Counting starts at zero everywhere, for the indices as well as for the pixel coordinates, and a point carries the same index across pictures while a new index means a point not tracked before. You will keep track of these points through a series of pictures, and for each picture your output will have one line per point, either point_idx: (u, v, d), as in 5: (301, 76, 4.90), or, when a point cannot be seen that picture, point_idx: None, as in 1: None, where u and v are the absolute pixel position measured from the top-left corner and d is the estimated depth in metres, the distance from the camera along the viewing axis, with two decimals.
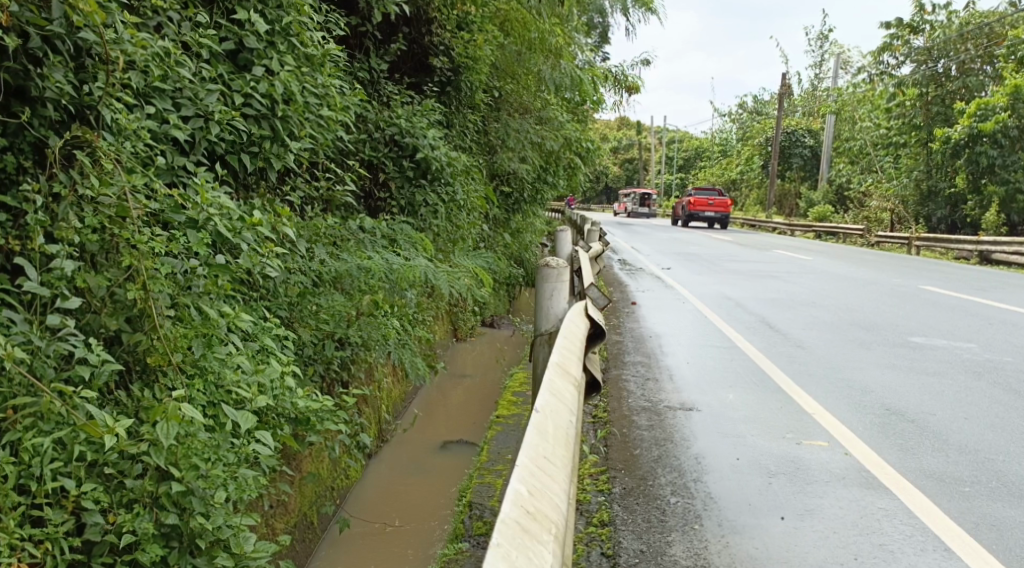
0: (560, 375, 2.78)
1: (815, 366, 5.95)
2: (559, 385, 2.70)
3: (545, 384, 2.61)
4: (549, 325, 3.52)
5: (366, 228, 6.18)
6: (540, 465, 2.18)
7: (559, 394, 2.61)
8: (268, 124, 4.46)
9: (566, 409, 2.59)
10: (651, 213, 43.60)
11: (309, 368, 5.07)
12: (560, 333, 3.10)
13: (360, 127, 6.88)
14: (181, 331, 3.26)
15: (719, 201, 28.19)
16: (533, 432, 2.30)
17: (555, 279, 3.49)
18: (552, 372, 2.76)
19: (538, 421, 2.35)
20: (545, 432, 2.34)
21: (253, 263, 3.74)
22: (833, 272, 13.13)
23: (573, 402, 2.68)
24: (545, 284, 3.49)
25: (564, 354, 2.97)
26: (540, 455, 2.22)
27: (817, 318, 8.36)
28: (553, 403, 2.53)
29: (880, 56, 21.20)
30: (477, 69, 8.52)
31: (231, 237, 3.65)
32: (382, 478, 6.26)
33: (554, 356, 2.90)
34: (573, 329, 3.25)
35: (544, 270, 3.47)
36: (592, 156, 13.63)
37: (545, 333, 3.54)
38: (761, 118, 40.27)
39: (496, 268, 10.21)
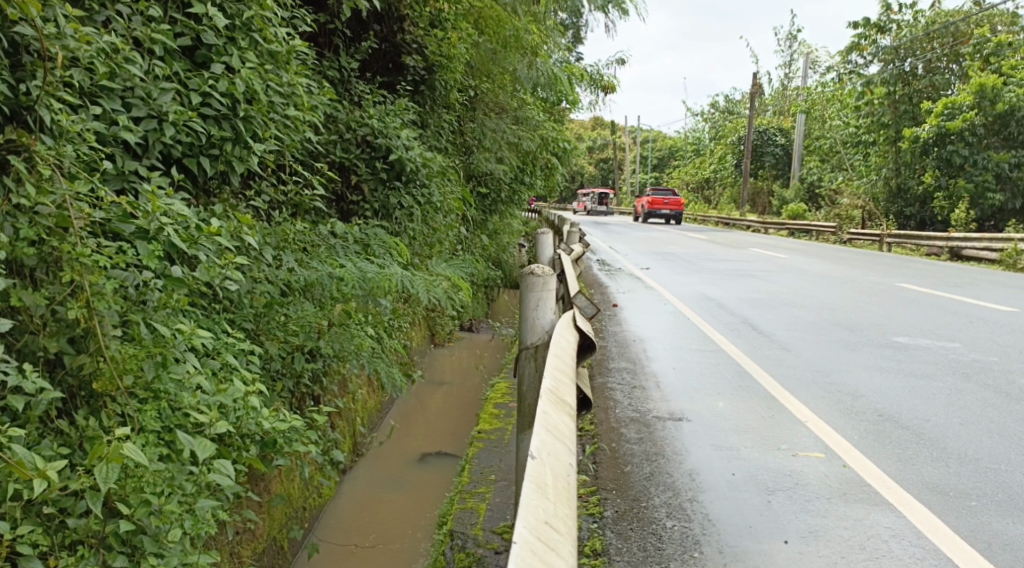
0: (555, 406, 2.49)
1: (804, 369, 5.75)
2: (555, 419, 2.41)
3: (539, 421, 2.32)
4: (535, 338, 3.27)
5: (337, 233, 5.92)
6: (541, 536, 1.88)
7: (556, 432, 2.32)
8: (230, 125, 4.19)
9: (564, 448, 2.30)
10: (611, 213, 43.57)
11: (277, 383, 4.81)
12: (550, 351, 2.85)
13: (330, 127, 6.63)
14: (130, 352, 3.00)
15: (673, 200, 30.16)
16: (531, 489, 2.01)
17: (540, 288, 3.23)
18: (546, 402, 2.47)
19: (535, 476, 2.05)
20: (543, 487, 2.05)
21: (212, 276, 3.49)
22: (810, 270, 13.00)
23: (572, 438, 2.39)
24: (530, 293, 3.23)
25: (557, 380, 2.69)
26: (541, 523, 1.92)
27: (799, 318, 8.17)
28: (549, 444, 2.24)
29: (848, 56, 21.18)
30: (452, 68, 8.27)
31: (187, 246, 3.38)
32: (358, 495, 6.01)
33: (546, 382, 2.61)
34: (561, 345, 3.00)
35: (529, 278, 3.21)
36: (568, 157, 13.45)
37: (531, 346, 3.28)
38: (733, 117, 40.34)
39: (473, 272, 9.97)
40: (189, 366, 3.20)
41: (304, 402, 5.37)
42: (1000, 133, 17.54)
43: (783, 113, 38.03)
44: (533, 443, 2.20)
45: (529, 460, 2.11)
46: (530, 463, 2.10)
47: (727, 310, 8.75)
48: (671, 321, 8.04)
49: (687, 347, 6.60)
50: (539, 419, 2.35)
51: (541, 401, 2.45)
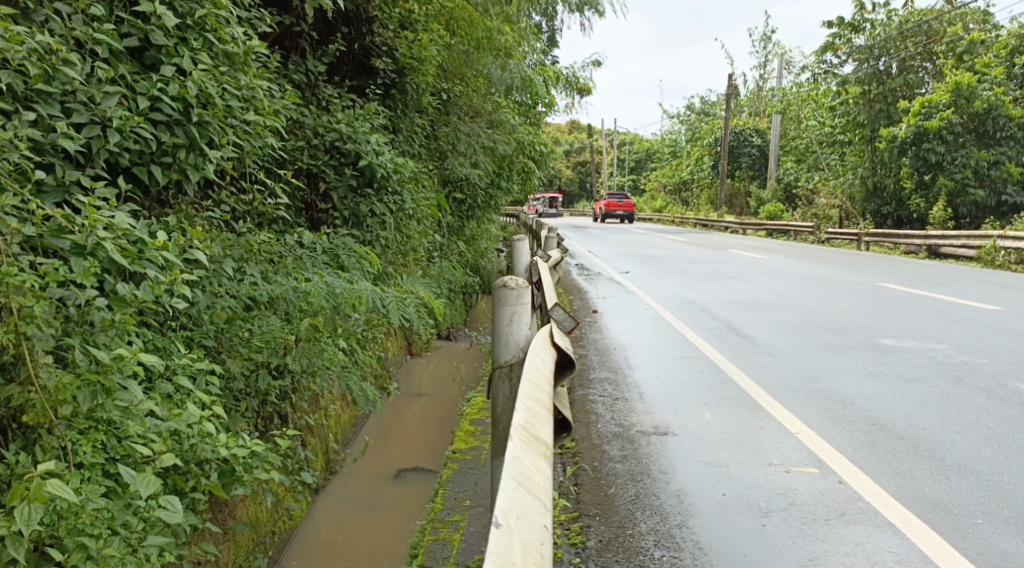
0: (525, 450, 2.21)
1: (791, 375, 5.55)
2: (527, 467, 2.14)
3: (507, 474, 2.04)
4: (508, 356, 3.06)
5: (305, 244, 5.67)
6: None
7: (528, 488, 2.04)
8: (182, 130, 3.94)
9: (536, 506, 2.03)
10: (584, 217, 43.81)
11: (241, 403, 4.56)
12: (524, 379, 2.60)
13: (297, 133, 6.39)
14: (67, 379, 2.78)
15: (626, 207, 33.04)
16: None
17: (514, 303, 3.01)
18: (516, 446, 2.19)
19: (499, 552, 1.78)
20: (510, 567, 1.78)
21: (158, 294, 3.23)
22: (790, 271, 12.87)
23: (546, 492, 2.12)
24: (502, 307, 3.01)
25: (530, 416, 2.41)
26: None
27: (782, 321, 8.01)
28: (519, 505, 1.96)
29: (822, 56, 21.13)
30: (423, 70, 8.04)
31: (130, 262, 3.13)
32: (329, 515, 5.77)
33: (517, 420, 2.33)
34: (536, 370, 2.77)
35: (502, 292, 2.98)
36: (545, 161, 13.25)
37: (505, 365, 3.06)
38: (709, 118, 40.36)
39: (450, 280, 9.74)
40: (135, 392, 2.97)
41: (271, 422, 5.12)
42: (976, 130, 17.54)
43: (759, 114, 38.10)
44: (499, 506, 1.91)
45: (493, 530, 1.83)
46: (495, 535, 1.82)
47: (709, 313, 8.56)
48: (652, 326, 7.84)
49: (669, 354, 6.40)
50: (508, 469, 2.07)
51: (510, 445, 2.16)
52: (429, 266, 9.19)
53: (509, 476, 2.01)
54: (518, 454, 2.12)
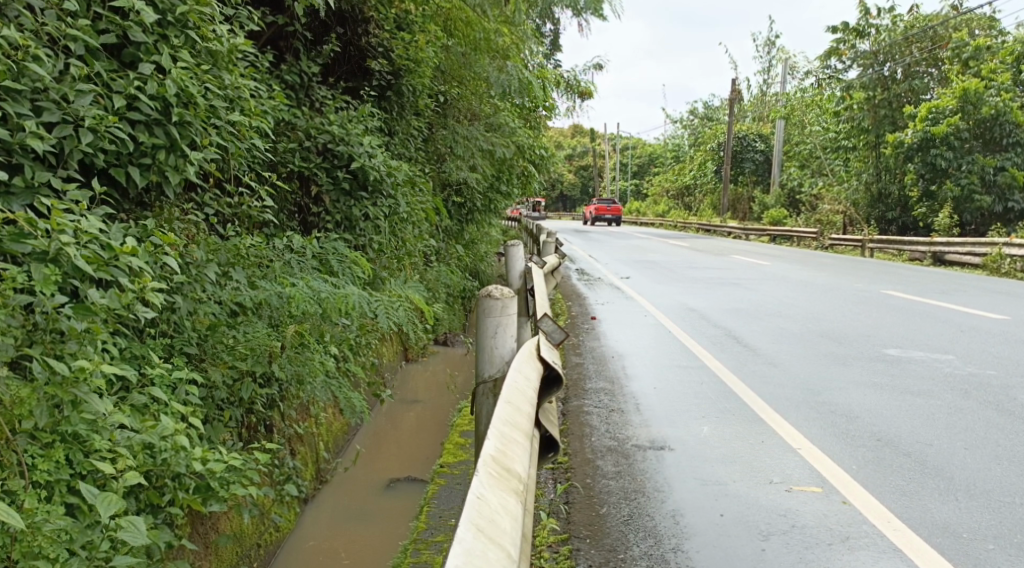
0: (492, 487, 2.01)
1: (793, 387, 5.39)
2: (491, 511, 1.92)
3: (468, 516, 1.84)
4: (493, 370, 2.92)
5: (294, 248, 5.52)
6: None
7: (491, 532, 1.84)
8: (162, 130, 3.81)
9: (498, 557, 1.80)
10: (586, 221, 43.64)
11: (224, 413, 4.41)
12: (499, 408, 2.40)
13: (289, 135, 6.25)
14: (22, 394, 2.70)
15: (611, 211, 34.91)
16: None
17: (499, 314, 2.87)
18: (482, 482, 1.99)
19: None
20: None
21: (127, 303, 3.09)
22: (793, 277, 12.70)
23: (511, 541, 1.89)
24: (487, 318, 2.87)
25: (500, 447, 2.22)
26: None
27: (784, 329, 7.84)
28: (477, 556, 1.73)
29: (826, 61, 20.96)
30: (420, 71, 7.89)
31: (95, 270, 3.00)
32: (318, 527, 5.61)
33: (486, 452, 2.14)
34: (518, 389, 2.62)
35: (486, 302, 2.85)
36: (545, 164, 13.10)
37: (490, 380, 2.92)
38: (713, 124, 40.17)
39: (447, 285, 9.59)
40: (99, 405, 2.85)
41: (256, 432, 4.98)
42: (982, 137, 17.35)
43: (762, 119, 37.97)
44: (454, 557, 1.69)
45: None
46: None
47: (710, 321, 8.39)
48: (651, 335, 7.68)
49: (669, 363, 6.24)
50: (470, 510, 1.87)
51: (475, 482, 1.97)
52: (426, 271, 9.04)
53: (470, 519, 1.81)
54: (482, 492, 1.92)
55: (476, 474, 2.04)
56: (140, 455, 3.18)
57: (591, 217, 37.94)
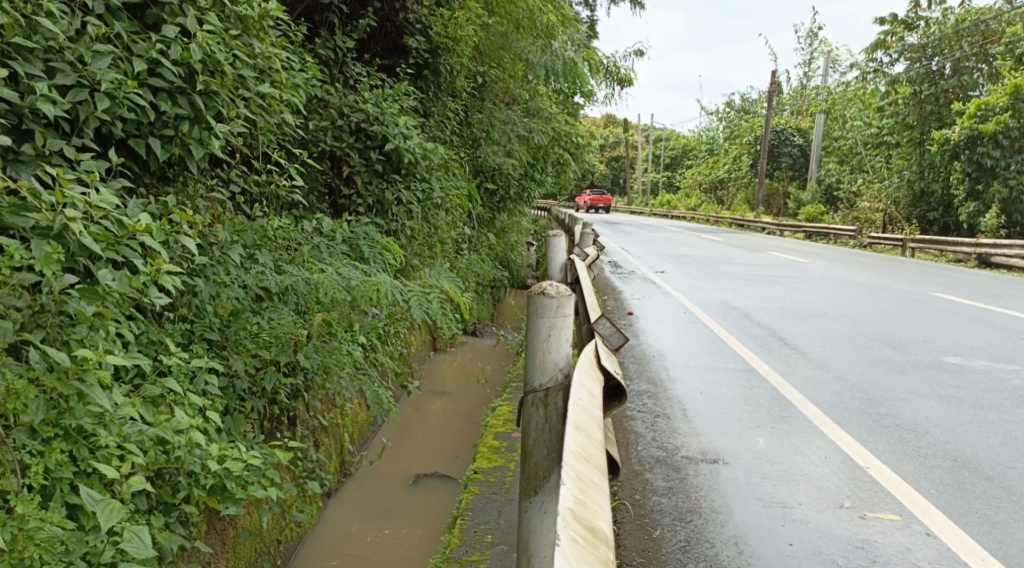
0: (577, 561, 1.77)
1: (850, 394, 5.05)
2: None
3: None
4: (543, 379, 2.63)
5: (323, 232, 5.26)
6: None
7: None
8: (186, 100, 3.56)
9: None
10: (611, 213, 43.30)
11: (246, 404, 4.15)
12: (571, 444, 2.14)
13: (321, 112, 5.99)
14: (13, 388, 2.46)
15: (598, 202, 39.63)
16: None
17: (554, 315, 2.59)
18: (565, 557, 1.75)
19: None
20: None
21: (134, 287, 2.83)
22: (835, 276, 12.24)
23: None
24: (540, 319, 2.60)
25: (577, 499, 1.96)
26: None
27: (833, 332, 7.45)
28: None
29: (872, 54, 20.23)
30: (458, 51, 7.56)
31: (102, 249, 2.74)
32: (341, 521, 5.38)
33: (564, 512, 1.88)
34: (582, 411, 2.33)
35: (540, 301, 2.59)
36: (581, 153, 12.63)
37: (540, 388, 2.63)
38: (749, 117, 39.28)
39: (478, 274, 9.31)
40: (105, 399, 2.60)
41: (278, 423, 4.74)
42: None
43: (801, 112, 37.03)
44: None
45: None
46: None
47: (753, 320, 8.02)
48: (692, 332, 7.35)
49: (713, 364, 5.91)
50: None
51: (559, 561, 1.73)
52: (456, 259, 8.79)
53: None
54: None
55: (557, 544, 1.80)
56: (151, 452, 2.90)
57: (589, 202, 41.52)
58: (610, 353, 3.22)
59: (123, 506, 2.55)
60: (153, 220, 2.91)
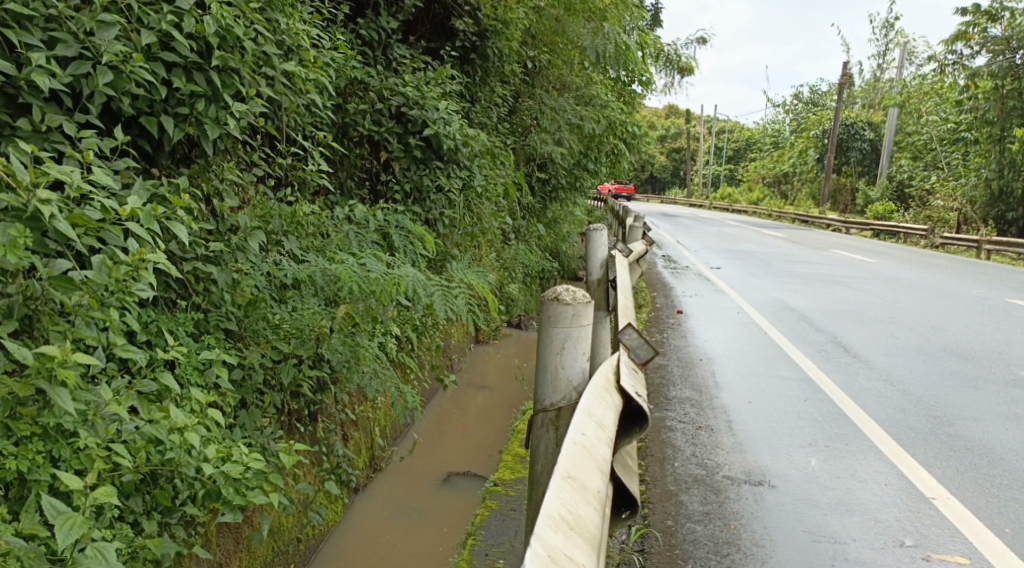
0: None
1: (914, 409, 4.71)
2: None
3: None
4: (557, 398, 2.53)
5: (355, 220, 5.07)
6: None
7: None
8: (203, 77, 3.37)
9: None
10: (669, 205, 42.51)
11: (264, 399, 3.95)
12: (548, 512, 1.81)
13: (361, 94, 5.78)
14: None
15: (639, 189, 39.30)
16: None
17: (569, 325, 2.48)
18: None
19: None
20: None
21: (116, 279, 2.65)
22: (903, 278, 11.62)
23: None
24: (554, 330, 2.48)
25: None
26: None
27: (897, 339, 7.00)
28: None
29: (951, 45, 19.11)
30: (506, 34, 7.28)
31: (78, 235, 2.55)
32: (368, 518, 5.19)
33: None
34: (575, 460, 2.02)
35: (556, 309, 2.45)
36: (638, 144, 12.17)
37: (551, 407, 2.54)
38: (817, 110, 37.94)
39: (525, 265, 9.07)
40: (69, 402, 2.39)
41: (302, 417, 4.56)
42: None
43: (873, 106, 35.65)
44: None
45: None
46: None
47: (811, 323, 7.61)
48: (744, 334, 6.99)
49: (764, 370, 5.57)
50: None
51: None
52: (501, 250, 8.57)
53: None
54: None
55: None
56: (142, 453, 2.71)
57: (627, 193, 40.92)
58: (637, 368, 2.92)
59: (89, 518, 2.34)
60: (141, 205, 2.73)
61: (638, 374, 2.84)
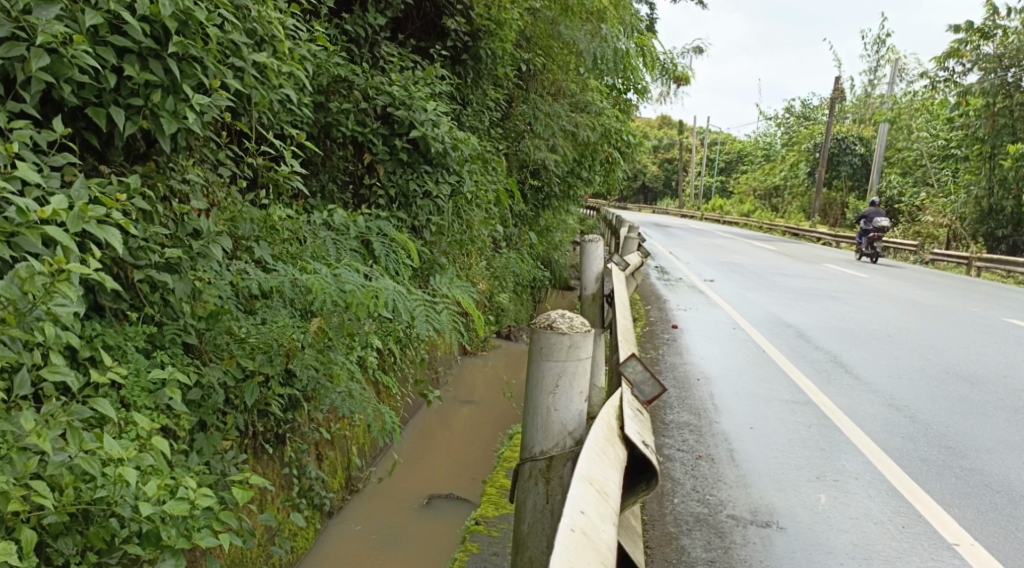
0: None
1: (926, 437, 4.40)
2: None
3: None
4: (546, 445, 2.56)
5: (333, 225, 4.73)
6: None
7: None
8: (160, 65, 3.05)
9: None
10: (660, 216, 42.18)
11: (226, 421, 3.62)
12: None
13: (346, 93, 5.45)
14: None
15: None
16: None
17: (563, 359, 2.49)
18: None
19: None
20: None
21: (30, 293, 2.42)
22: (899, 295, 11.36)
23: None
24: (547, 362, 2.51)
25: None
26: None
27: (899, 359, 6.70)
28: None
29: (945, 60, 18.84)
30: (500, 35, 6.95)
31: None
32: (343, 546, 4.83)
33: None
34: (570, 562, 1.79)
35: (548, 338, 2.48)
36: (632, 153, 11.85)
37: (542, 456, 2.57)
38: (809, 123, 37.74)
39: (516, 275, 8.75)
40: None
41: (269, 439, 4.21)
42: None
43: (865, 121, 35.48)
44: None
45: None
46: None
47: (811, 341, 7.30)
48: (742, 352, 6.68)
49: (765, 391, 5.27)
50: None
51: None
52: (492, 259, 8.25)
53: None
54: None
55: None
56: (68, 490, 2.41)
57: None
58: (642, 405, 2.75)
59: None
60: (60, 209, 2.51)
61: (642, 413, 2.68)
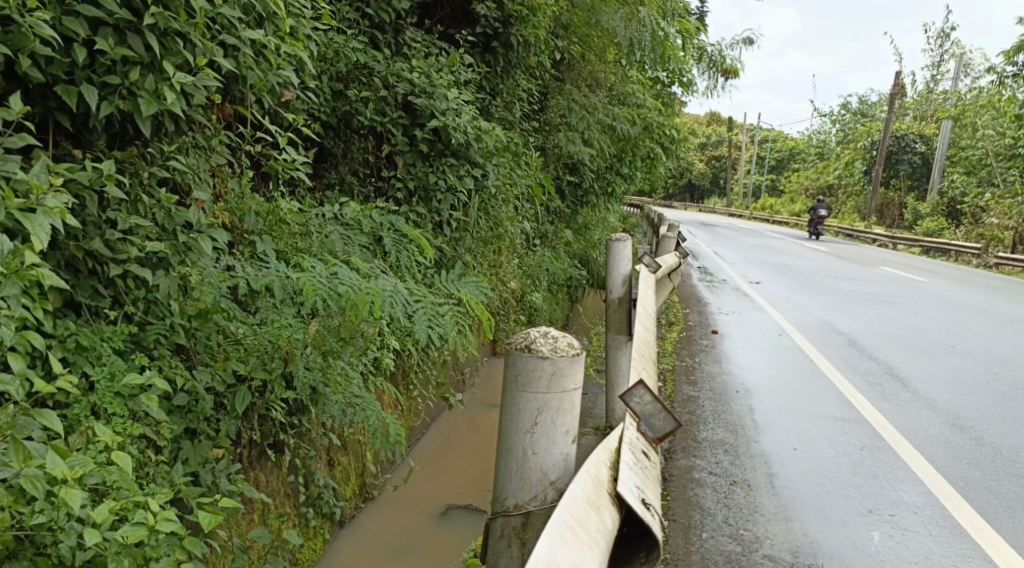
0: None
1: (993, 464, 3.95)
2: None
3: None
4: (518, 498, 2.38)
5: (346, 220, 4.45)
6: None
7: None
8: (140, 40, 2.78)
9: None
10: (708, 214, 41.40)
11: (219, 430, 3.32)
12: None
13: (365, 80, 5.16)
14: None
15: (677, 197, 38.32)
16: None
17: (545, 392, 2.34)
18: None
19: None
20: None
21: None
22: (960, 300, 10.73)
23: None
24: (524, 394, 2.35)
25: None
26: None
27: (960, 373, 6.19)
28: None
29: (1011, 53, 17.90)
30: (533, 21, 6.60)
31: None
32: (353, 558, 4.52)
33: None
34: None
35: (528, 369, 2.33)
36: (677, 148, 11.40)
37: (517, 511, 2.39)
38: (866, 120, 36.60)
39: (551, 274, 8.40)
40: None
41: (273, 446, 3.96)
42: None
43: (926, 118, 34.28)
44: None
45: None
46: None
47: (863, 350, 6.82)
48: (785, 361, 6.25)
49: (810, 407, 4.85)
50: None
51: None
52: (524, 257, 7.94)
53: None
54: None
55: None
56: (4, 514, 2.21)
57: None
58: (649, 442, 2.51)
59: None
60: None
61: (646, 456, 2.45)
